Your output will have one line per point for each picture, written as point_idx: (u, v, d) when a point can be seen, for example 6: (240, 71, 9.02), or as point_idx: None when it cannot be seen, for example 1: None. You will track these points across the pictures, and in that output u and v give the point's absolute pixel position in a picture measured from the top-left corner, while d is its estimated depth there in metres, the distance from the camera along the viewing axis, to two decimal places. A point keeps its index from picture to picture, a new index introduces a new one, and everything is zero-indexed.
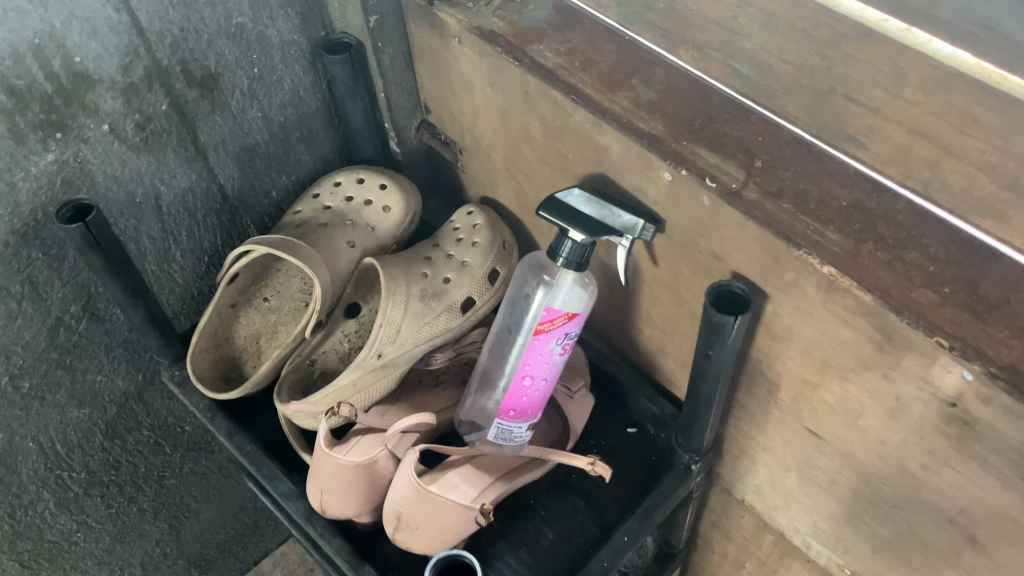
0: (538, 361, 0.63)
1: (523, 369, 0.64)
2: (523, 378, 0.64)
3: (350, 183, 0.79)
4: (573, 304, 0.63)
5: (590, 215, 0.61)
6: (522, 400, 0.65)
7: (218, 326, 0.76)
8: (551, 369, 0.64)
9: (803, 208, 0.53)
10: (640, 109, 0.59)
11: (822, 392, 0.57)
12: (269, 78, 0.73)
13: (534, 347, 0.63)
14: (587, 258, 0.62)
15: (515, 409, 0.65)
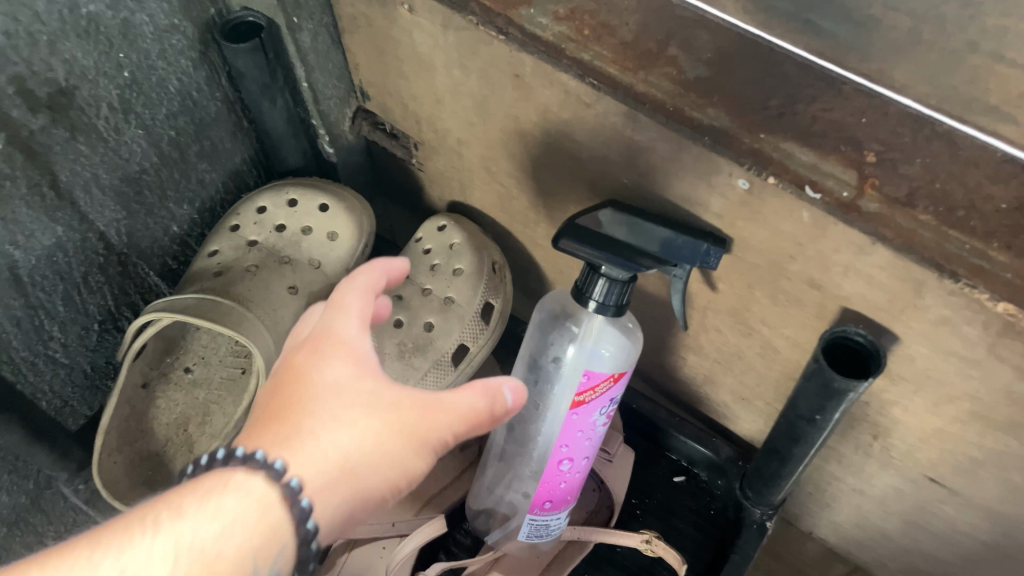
0: (577, 441, 0.48)
1: (558, 452, 0.48)
2: (560, 464, 0.49)
3: (279, 209, 0.61)
4: (615, 361, 0.46)
5: (632, 240, 0.44)
6: (560, 489, 0.50)
7: (129, 417, 0.58)
8: (593, 445, 0.49)
9: (949, 219, 0.38)
10: (690, 90, 0.43)
11: (961, 443, 0.44)
12: (148, 81, 0.53)
13: (570, 426, 0.47)
14: (628, 297, 0.46)
15: (552, 500, 0.50)
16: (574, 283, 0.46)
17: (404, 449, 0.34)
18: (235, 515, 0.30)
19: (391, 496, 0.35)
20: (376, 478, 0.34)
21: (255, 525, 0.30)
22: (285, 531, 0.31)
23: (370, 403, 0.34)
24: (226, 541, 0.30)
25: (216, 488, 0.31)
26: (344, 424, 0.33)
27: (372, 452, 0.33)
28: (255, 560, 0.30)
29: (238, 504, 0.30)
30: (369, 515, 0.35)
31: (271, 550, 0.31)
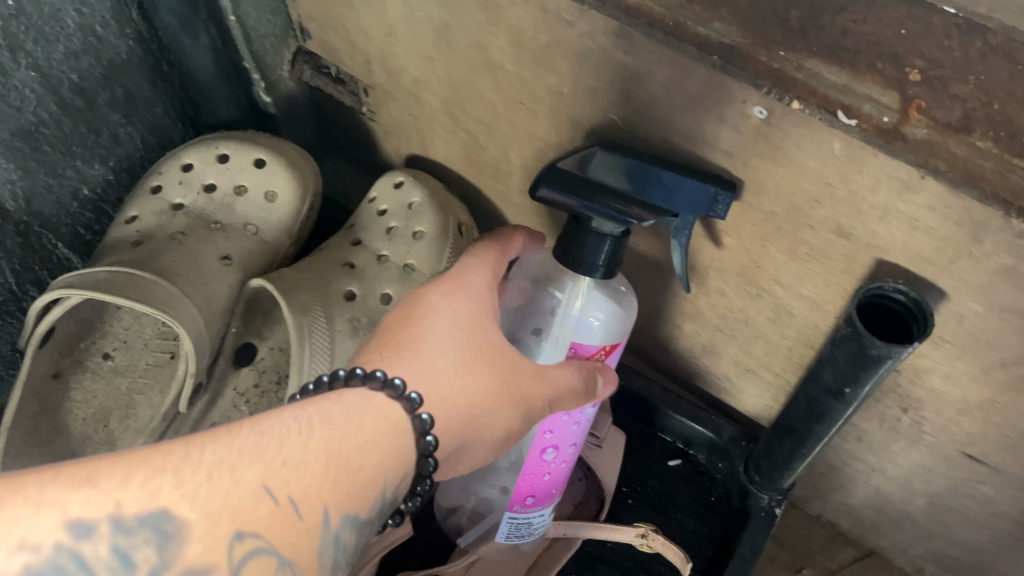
0: (565, 427, 0.40)
1: (543, 441, 0.40)
2: (541, 456, 0.41)
3: (207, 166, 0.53)
4: (608, 333, 0.40)
5: (626, 186, 0.37)
6: (544, 483, 0.42)
7: (37, 414, 0.49)
8: (581, 431, 0.41)
9: (1013, 146, 0.31)
10: (694, 2, 0.35)
11: (1011, 415, 0.38)
12: (36, 10, 0.44)
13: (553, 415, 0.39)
14: (621, 256, 0.38)
15: (534, 495, 0.42)
16: (557, 242, 0.39)
17: (515, 408, 0.35)
18: (376, 432, 0.29)
19: (490, 450, 0.36)
20: (485, 425, 0.34)
21: (393, 447, 0.30)
22: (407, 463, 0.30)
23: (492, 351, 0.35)
24: (366, 452, 0.29)
25: (359, 403, 0.29)
26: (469, 360, 0.34)
27: (490, 401, 0.34)
28: (387, 484, 0.29)
29: (376, 423, 0.29)
30: (461, 465, 0.35)
31: (398, 478, 0.30)
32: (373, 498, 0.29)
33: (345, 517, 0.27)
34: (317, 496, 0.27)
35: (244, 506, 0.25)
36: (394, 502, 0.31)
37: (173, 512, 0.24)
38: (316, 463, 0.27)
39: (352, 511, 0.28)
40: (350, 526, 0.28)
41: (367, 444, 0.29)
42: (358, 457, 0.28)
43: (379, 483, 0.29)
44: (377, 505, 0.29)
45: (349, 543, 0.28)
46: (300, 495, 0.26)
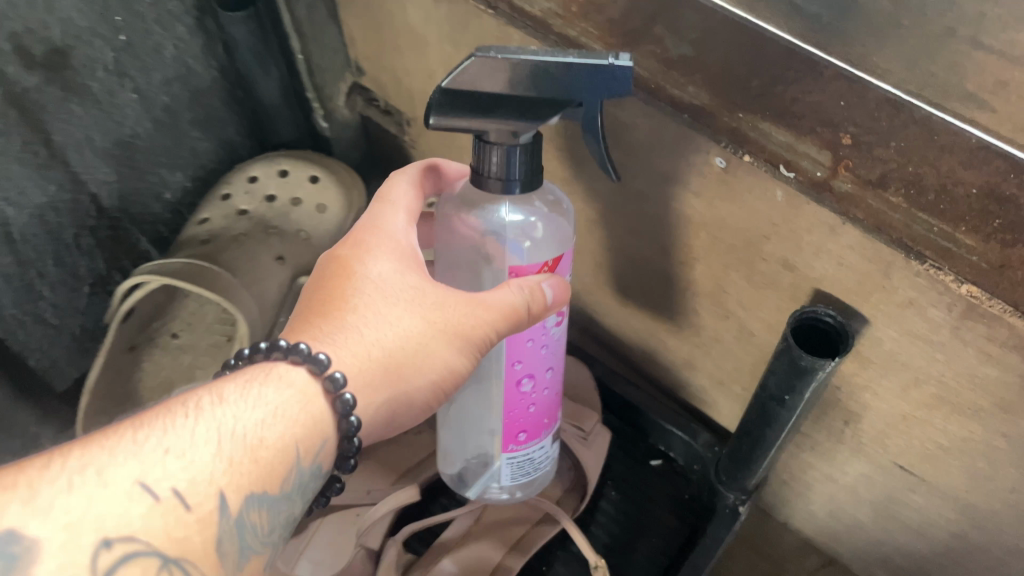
0: (531, 353, 0.43)
1: (513, 376, 0.44)
2: (516, 384, 0.44)
3: (270, 179, 0.62)
4: (547, 247, 0.40)
5: (513, 94, 0.33)
6: (529, 413, 0.46)
7: (115, 379, 0.58)
8: (552, 354, 0.45)
9: (918, 201, 0.38)
10: (674, 69, 0.43)
11: (928, 429, 0.44)
12: (142, 46, 0.54)
13: (519, 338, 0.42)
14: (540, 162, 0.37)
15: (526, 430, 0.47)
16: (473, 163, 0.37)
17: (445, 346, 0.37)
18: (274, 405, 0.32)
19: (435, 388, 0.38)
20: (421, 372, 0.37)
21: (303, 414, 0.33)
22: (324, 424, 0.33)
23: (413, 299, 0.37)
24: (264, 429, 0.31)
25: (258, 378, 0.32)
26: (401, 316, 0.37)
27: (413, 346, 0.37)
28: (302, 448, 0.32)
29: (275, 394, 0.32)
30: (406, 411, 0.38)
31: (312, 444, 0.33)
32: (285, 463, 0.31)
33: (248, 492, 0.30)
34: (210, 481, 0.28)
35: (113, 510, 0.26)
36: (317, 465, 0.34)
37: (24, 532, 0.24)
38: (207, 445, 0.29)
39: (254, 489, 0.30)
40: (252, 503, 0.30)
41: (271, 417, 0.31)
42: (259, 439, 0.31)
43: (292, 452, 0.32)
44: (291, 470, 0.32)
45: (257, 521, 0.31)
46: (185, 488, 0.28)
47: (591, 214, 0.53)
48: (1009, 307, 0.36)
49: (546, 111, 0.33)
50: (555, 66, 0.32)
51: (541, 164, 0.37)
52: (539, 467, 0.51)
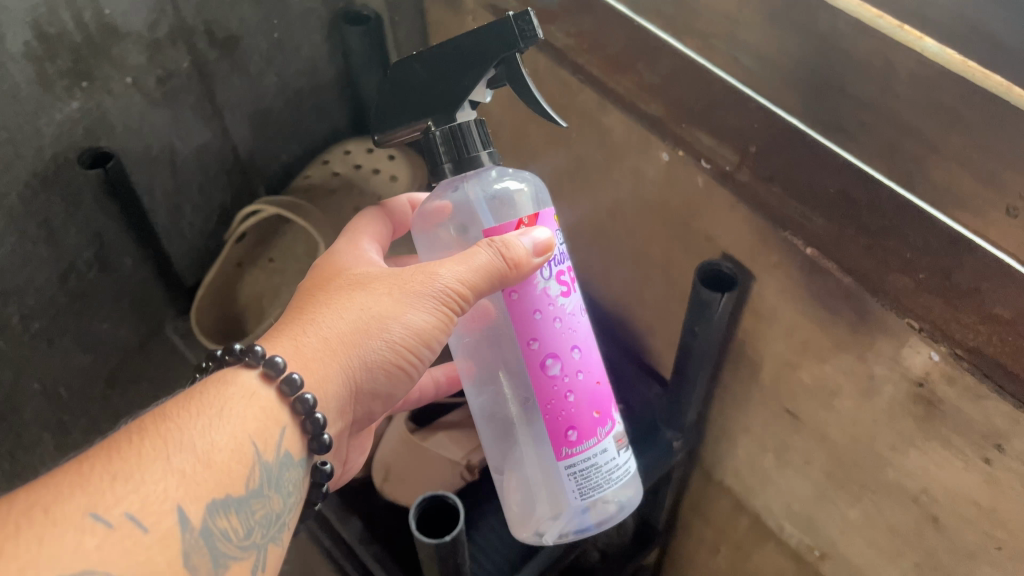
0: (546, 328, 0.51)
1: (538, 355, 0.51)
2: (543, 370, 0.51)
3: (359, 152, 0.84)
4: (518, 204, 0.52)
5: (441, 73, 0.49)
6: (568, 406, 0.52)
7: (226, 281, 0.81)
8: (568, 330, 0.51)
9: (793, 191, 0.55)
10: (646, 91, 0.62)
11: (800, 373, 0.60)
12: (288, 45, 0.77)
13: (529, 317, 0.51)
14: (482, 136, 0.50)
15: (574, 424, 0.52)
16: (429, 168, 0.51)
17: (398, 312, 0.50)
18: (225, 422, 0.42)
19: (397, 351, 0.51)
20: (373, 335, 0.50)
21: (253, 407, 0.44)
22: (277, 414, 0.45)
23: (359, 297, 0.50)
24: (217, 440, 0.41)
25: (218, 388, 0.44)
26: (340, 311, 0.49)
27: (359, 331, 0.49)
28: (256, 439, 0.44)
29: (227, 403, 0.43)
30: (376, 371, 0.51)
31: (265, 437, 0.44)
32: (243, 451, 0.43)
33: (209, 492, 0.40)
34: (166, 499, 0.38)
35: (75, 538, 0.35)
36: (277, 451, 0.45)
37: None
38: (158, 462, 0.38)
39: (210, 496, 0.40)
40: (211, 506, 0.40)
41: (216, 426, 0.42)
42: (210, 450, 0.41)
43: (245, 448, 0.43)
44: (251, 460, 0.43)
45: (220, 524, 0.41)
46: (140, 512, 0.37)
47: (586, 200, 0.73)
48: (836, 264, 0.53)
49: (470, 75, 0.48)
50: (435, 47, 0.49)
51: (484, 133, 0.51)
52: (599, 460, 0.55)
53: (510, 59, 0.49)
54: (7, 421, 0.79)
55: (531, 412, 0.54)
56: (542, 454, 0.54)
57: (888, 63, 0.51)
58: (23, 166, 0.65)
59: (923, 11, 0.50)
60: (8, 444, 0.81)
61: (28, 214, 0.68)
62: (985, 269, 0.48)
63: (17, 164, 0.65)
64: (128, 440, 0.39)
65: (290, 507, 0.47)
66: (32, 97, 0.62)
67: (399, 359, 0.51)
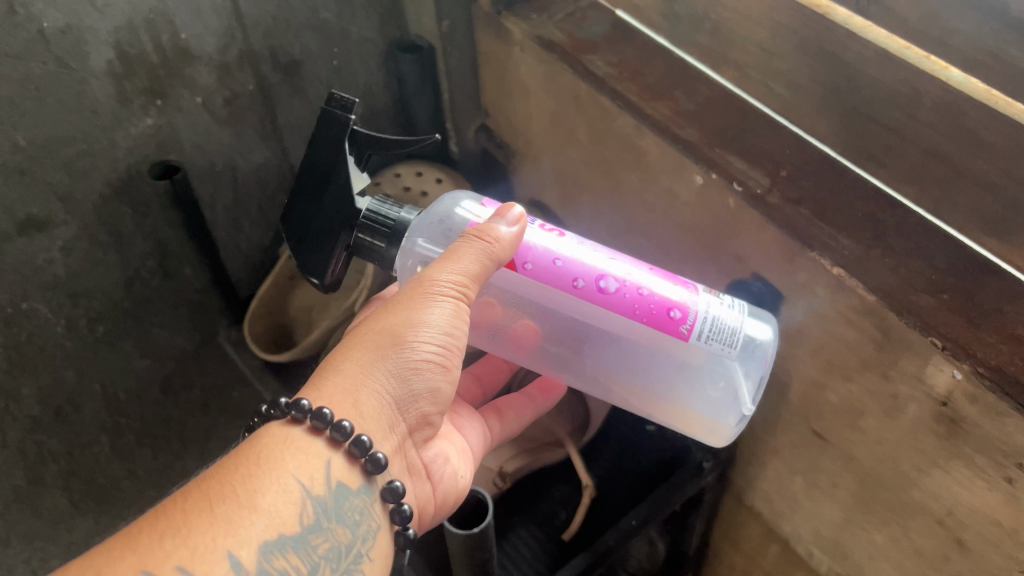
0: (573, 259, 0.51)
1: (588, 282, 0.50)
2: (607, 290, 0.50)
3: (409, 175, 0.89)
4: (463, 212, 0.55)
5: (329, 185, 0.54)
6: (651, 294, 0.50)
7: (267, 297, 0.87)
8: (589, 251, 0.51)
9: (821, 215, 0.55)
10: (680, 117, 0.63)
11: (827, 392, 0.61)
12: (346, 71, 0.82)
13: (555, 267, 0.51)
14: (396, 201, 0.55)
15: (668, 303, 0.50)
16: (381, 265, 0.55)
17: (404, 320, 0.49)
18: (263, 465, 0.44)
19: (430, 351, 0.49)
20: (388, 350, 0.49)
21: (290, 450, 0.45)
22: (320, 449, 0.46)
23: (363, 332, 0.50)
24: (257, 482, 0.43)
25: (251, 442, 0.45)
26: (351, 351, 0.49)
27: (374, 356, 0.49)
28: (300, 475, 0.44)
29: (261, 449, 0.45)
30: (417, 377, 0.49)
31: (309, 474, 0.45)
32: (287, 491, 0.43)
33: (257, 534, 0.41)
34: (215, 546, 0.39)
35: None
36: (328, 482, 0.45)
37: None
38: (201, 515, 0.40)
39: (259, 537, 0.41)
40: (263, 547, 0.41)
41: (254, 472, 0.43)
42: (253, 494, 0.42)
43: (290, 487, 0.43)
44: (298, 497, 0.43)
45: (279, 562, 0.41)
46: (188, 563, 0.38)
47: (621, 220, 0.76)
48: (861, 283, 0.51)
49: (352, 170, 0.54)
50: (307, 167, 0.54)
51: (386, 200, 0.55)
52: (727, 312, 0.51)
53: (357, 138, 0.55)
54: (69, 420, 0.85)
55: (630, 332, 0.52)
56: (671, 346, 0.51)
57: (913, 88, 0.56)
58: (99, 177, 0.71)
59: (947, 38, 0.53)
60: (67, 441, 0.86)
61: (99, 222, 0.74)
62: (1009, 291, 0.50)
63: (92, 175, 0.70)
64: (172, 500, 0.41)
65: (364, 537, 0.46)
66: (109, 111, 0.68)
67: (435, 358, 0.50)
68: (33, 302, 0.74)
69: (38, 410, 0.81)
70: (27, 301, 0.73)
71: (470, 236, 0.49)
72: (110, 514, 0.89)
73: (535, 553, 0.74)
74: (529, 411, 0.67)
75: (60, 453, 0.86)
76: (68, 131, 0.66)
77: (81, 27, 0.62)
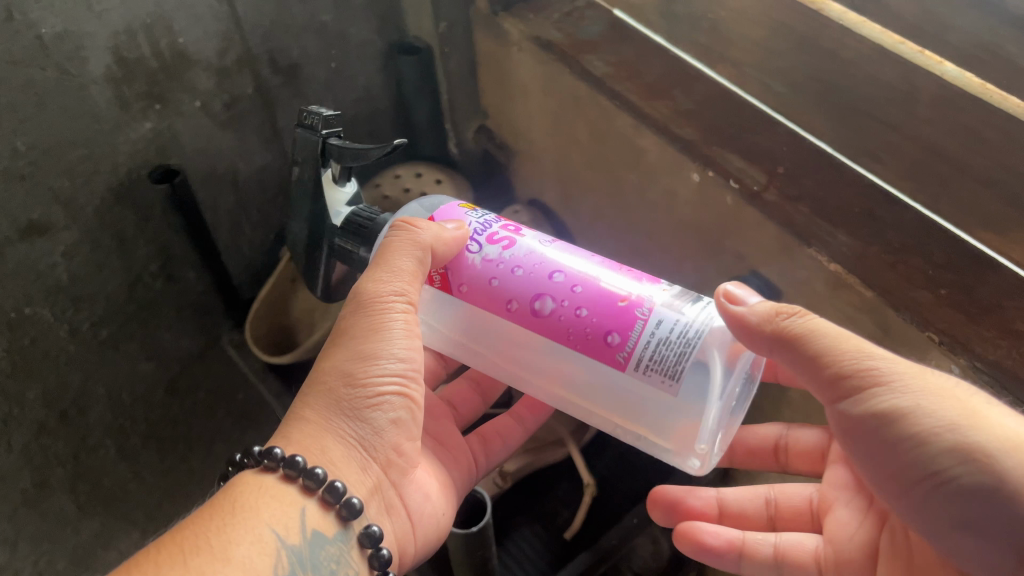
0: (509, 279, 0.48)
1: (519, 305, 0.48)
2: (542, 311, 0.47)
3: (408, 177, 0.89)
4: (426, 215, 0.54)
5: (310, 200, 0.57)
6: (589, 316, 0.46)
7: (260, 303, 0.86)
8: (534, 269, 0.48)
9: (820, 212, 0.55)
10: (679, 116, 0.63)
11: None
12: (345, 74, 0.83)
13: (493, 288, 0.48)
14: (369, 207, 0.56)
15: (607, 328, 0.45)
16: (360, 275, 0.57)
17: (353, 351, 0.48)
18: (236, 516, 0.42)
19: (389, 381, 0.48)
20: (342, 391, 0.47)
21: (264, 498, 0.43)
22: (293, 498, 0.44)
23: (314, 374, 0.49)
24: (230, 531, 0.41)
25: (221, 495, 0.44)
26: (307, 395, 0.48)
27: (328, 393, 0.47)
28: (274, 524, 0.42)
29: (233, 499, 0.43)
30: (377, 411, 0.48)
31: (284, 523, 0.43)
32: (261, 541, 0.41)
33: None
34: None
35: None
36: (303, 532, 0.43)
37: None
38: (174, 566, 0.38)
39: None
40: None
41: (227, 522, 0.41)
42: (225, 544, 0.40)
43: (263, 536, 0.41)
44: (272, 547, 0.41)
45: None
46: None
47: (622, 220, 0.76)
48: (859, 280, 0.51)
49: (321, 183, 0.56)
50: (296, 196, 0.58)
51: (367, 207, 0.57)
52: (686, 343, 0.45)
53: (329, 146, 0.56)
54: (74, 423, 0.85)
55: (571, 362, 0.48)
56: (609, 377, 0.47)
57: (910, 84, 0.60)
58: (100, 182, 0.72)
59: (944, 34, 0.58)
60: (71, 444, 0.86)
61: (102, 227, 0.75)
62: (1008, 285, 0.49)
63: (94, 179, 0.71)
64: (141, 554, 0.40)
65: None
66: (110, 116, 0.68)
67: (395, 387, 0.48)
68: (37, 306, 0.74)
69: (44, 414, 0.82)
70: (30, 306, 0.74)
71: (405, 239, 0.49)
72: (117, 514, 0.88)
73: (538, 554, 0.74)
74: (518, 432, 0.66)
75: (65, 457, 0.86)
76: (70, 136, 0.67)
77: (80, 32, 0.62)
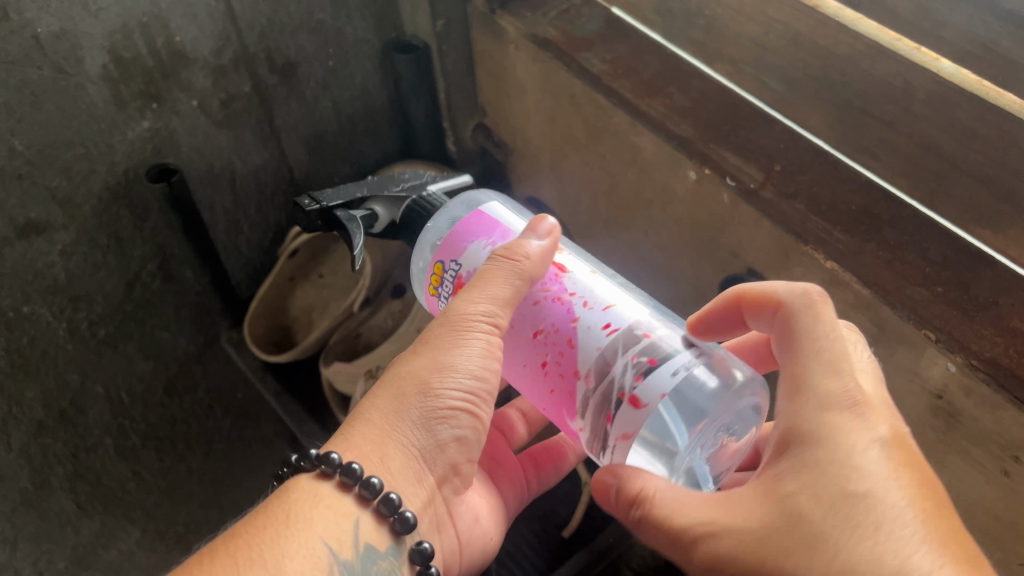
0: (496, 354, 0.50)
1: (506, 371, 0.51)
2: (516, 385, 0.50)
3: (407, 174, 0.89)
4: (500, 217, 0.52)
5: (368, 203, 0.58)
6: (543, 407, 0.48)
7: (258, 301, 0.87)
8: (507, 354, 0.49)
9: (815, 209, 0.55)
10: (674, 113, 0.63)
11: None
12: (343, 72, 0.83)
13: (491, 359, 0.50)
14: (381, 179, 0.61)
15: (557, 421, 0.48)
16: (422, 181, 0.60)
17: (429, 360, 0.46)
18: (293, 529, 0.42)
19: (462, 400, 0.46)
20: (416, 399, 0.46)
21: (319, 508, 0.43)
22: (349, 511, 0.44)
23: (390, 371, 0.47)
24: (287, 546, 0.41)
25: (278, 500, 0.44)
26: (380, 393, 0.46)
27: (399, 400, 0.46)
28: (327, 538, 0.42)
29: (289, 508, 0.43)
30: (443, 428, 0.47)
31: (338, 538, 0.43)
32: (315, 556, 0.41)
33: None
34: None
35: None
36: (355, 546, 0.43)
37: None
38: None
39: None
40: None
41: (284, 534, 0.41)
42: (280, 560, 0.40)
43: (317, 551, 0.41)
44: (325, 562, 0.41)
45: None
46: None
47: (618, 218, 0.76)
48: (856, 278, 0.51)
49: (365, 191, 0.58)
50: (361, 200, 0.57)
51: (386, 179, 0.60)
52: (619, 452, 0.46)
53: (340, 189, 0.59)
54: (72, 422, 0.85)
55: None
56: None
57: (907, 83, 0.56)
58: (97, 181, 0.72)
59: (940, 31, 0.54)
60: (70, 443, 0.86)
61: (99, 226, 0.75)
62: (1003, 282, 0.50)
63: (91, 179, 0.71)
64: (198, 564, 0.39)
65: None
66: (106, 116, 0.68)
67: (468, 404, 0.47)
68: (35, 305, 0.74)
69: (43, 414, 0.82)
70: (28, 305, 0.74)
71: (507, 266, 0.46)
72: (117, 515, 0.90)
73: (536, 551, 0.74)
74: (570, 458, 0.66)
75: (65, 457, 0.85)
76: (66, 135, 0.67)
77: (76, 31, 0.62)
